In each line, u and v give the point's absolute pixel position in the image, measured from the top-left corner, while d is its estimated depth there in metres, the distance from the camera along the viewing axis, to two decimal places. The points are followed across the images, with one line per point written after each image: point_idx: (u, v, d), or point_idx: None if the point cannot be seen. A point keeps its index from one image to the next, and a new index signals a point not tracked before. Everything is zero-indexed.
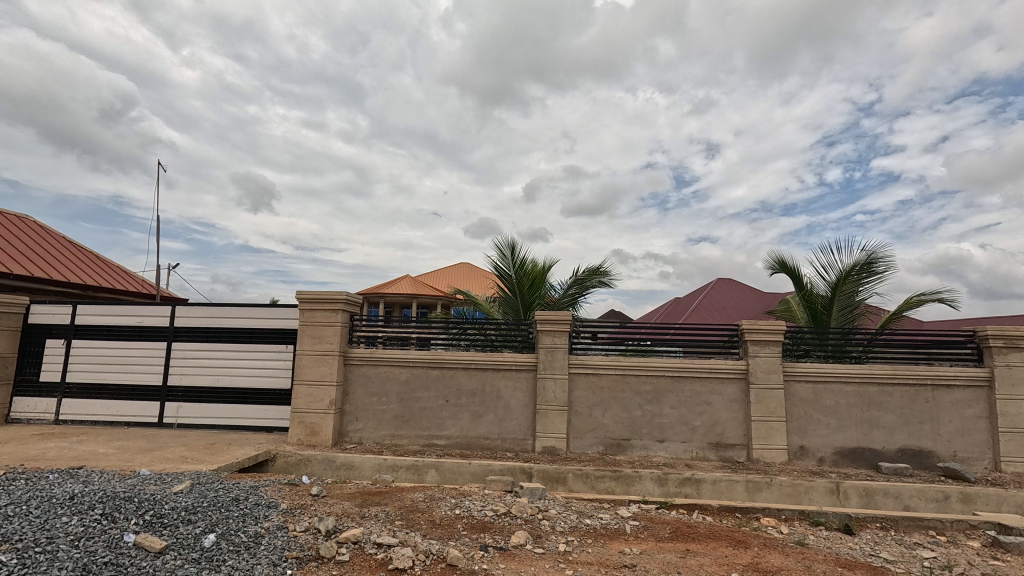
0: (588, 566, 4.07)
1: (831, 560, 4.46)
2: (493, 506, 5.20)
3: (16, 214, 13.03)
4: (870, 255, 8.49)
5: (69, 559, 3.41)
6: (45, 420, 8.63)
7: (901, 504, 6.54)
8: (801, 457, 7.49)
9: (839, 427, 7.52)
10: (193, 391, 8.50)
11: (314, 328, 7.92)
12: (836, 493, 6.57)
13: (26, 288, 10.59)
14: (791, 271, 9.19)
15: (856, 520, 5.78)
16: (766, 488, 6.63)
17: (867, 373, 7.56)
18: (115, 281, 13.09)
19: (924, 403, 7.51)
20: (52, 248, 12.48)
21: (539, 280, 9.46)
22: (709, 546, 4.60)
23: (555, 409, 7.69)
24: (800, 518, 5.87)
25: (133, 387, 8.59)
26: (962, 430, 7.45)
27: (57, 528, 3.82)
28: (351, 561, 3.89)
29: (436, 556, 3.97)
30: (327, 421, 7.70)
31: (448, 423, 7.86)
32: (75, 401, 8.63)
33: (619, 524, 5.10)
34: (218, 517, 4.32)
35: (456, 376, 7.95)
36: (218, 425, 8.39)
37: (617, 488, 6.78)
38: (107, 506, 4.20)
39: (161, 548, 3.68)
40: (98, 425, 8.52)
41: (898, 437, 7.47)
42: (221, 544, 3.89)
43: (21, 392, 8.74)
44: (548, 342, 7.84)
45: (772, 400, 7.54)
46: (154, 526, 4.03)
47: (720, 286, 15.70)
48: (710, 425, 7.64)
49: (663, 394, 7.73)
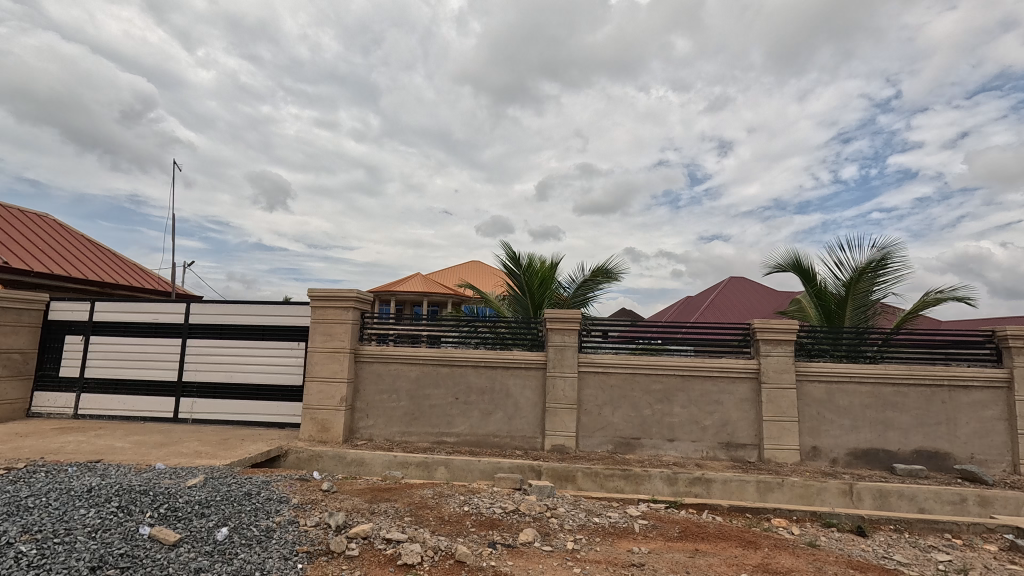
0: (596, 564, 4.07)
1: (843, 562, 4.41)
2: (502, 503, 5.22)
3: (37, 213, 13.35)
4: (887, 255, 8.38)
5: (86, 550, 3.48)
6: (64, 415, 8.82)
7: (916, 507, 6.45)
8: (813, 458, 7.41)
9: (853, 428, 7.43)
10: (206, 387, 8.62)
11: (325, 325, 8.00)
12: (848, 494, 6.50)
13: (47, 286, 10.81)
14: (805, 270, 9.07)
15: (870, 522, 5.69)
16: (777, 488, 6.56)
17: (882, 373, 7.46)
18: (133, 280, 13.31)
19: (941, 404, 7.39)
20: (72, 247, 12.76)
21: (548, 278, 9.44)
22: (718, 547, 4.57)
23: (564, 407, 7.68)
24: (812, 519, 5.81)
25: (149, 383, 8.73)
26: (980, 432, 7.32)
27: (76, 519, 3.90)
28: (360, 556, 3.93)
29: (444, 553, 4.00)
30: (338, 417, 7.76)
31: (457, 420, 7.89)
32: (94, 396, 8.80)
33: (627, 523, 5.08)
34: (231, 511, 4.39)
35: (466, 374, 7.98)
36: (232, 420, 8.49)
37: (626, 486, 6.74)
38: (124, 499, 4.28)
39: (175, 541, 3.74)
40: (115, 419, 8.69)
41: (913, 438, 7.36)
42: (233, 538, 3.95)
43: (42, 387, 8.94)
44: (558, 340, 7.84)
45: (785, 400, 7.46)
46: (169, 519, 4.10)
47: (732, 285, 15.56)
48: (721, 424, 7.59)
49: (673, 394, 7.69)
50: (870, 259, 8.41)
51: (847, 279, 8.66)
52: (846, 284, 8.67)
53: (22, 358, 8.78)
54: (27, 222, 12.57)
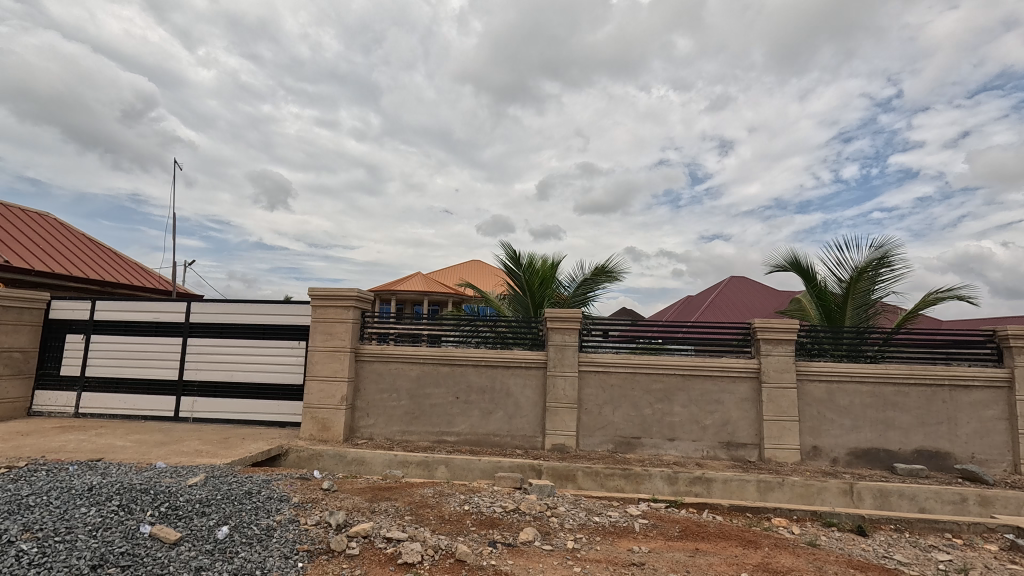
0: (596, 563, 4.06)
1: (844, 561, 4.41)
2: (503, 503, 5.22)
3: (38, 212, 13.35)
4: (887, 255, 8.37)
5: (87, 549, 3.48)
6: (65, 413, 8.83)
7: (916, 506, 6.44)
8: (813, 457, 7.41)
9: (853, 427, 7.43)
10: (207, 386, 8.63)
11: (326, 324, 8.00)
12: (848, 494, 6.50)
13: (48, 285, 10.81)
14: (805, 270, 9.06)
15: (870, 522, 5.69)
16: (777, 488, 6.56)
17: (882, 373, 7.45)
18: (133, 280, 13.30)
19: (941, 404, 7.39)
20: (72, 245, 12.76)
21: (548, 277, 9.44)
22: (719, 546, 4.57)
23: (565, 407, 7.68)
24: (812, 518, 5.81)
25: (150, 381, 8.73)
26: (981, 431, 7.32)
27: (77, 518, 3.90)
28: (361, 554, 3.94)
29: (445, 552, 4.01)
30: (338, 417, 7.76)
31: (457, 419, 7.89)
32: (95, 395, 8.81)
33: (627, 522, 5.08)
34: (231, 510, 4.39)
35: (466, 373, 7.99)
36: (232, 419, 8.50)
37: (627, 486, 6.74)
38: (125, 498, 4.28)
39: (176, 540, 3.75)
40: (116, 418, 8.70)
41: (913, 438, 7.35)
42: (234, 536, 3.95)
43: (43, 386, 8.95)
44: (558, 339, 7.83)
45: (785, 399, 7.46)
46: (170, 518, 4.10)
47: (732, 284, 15.55)
48: (721, 423, 7.58)
49: (673, 393, 7.69)
50: (871, 258, 8.41)
51: (847, 279, 8.65)
52: (846, 284, 8.66)
53: (22, 357, 8.78)
54: (28, 221, 12.58)
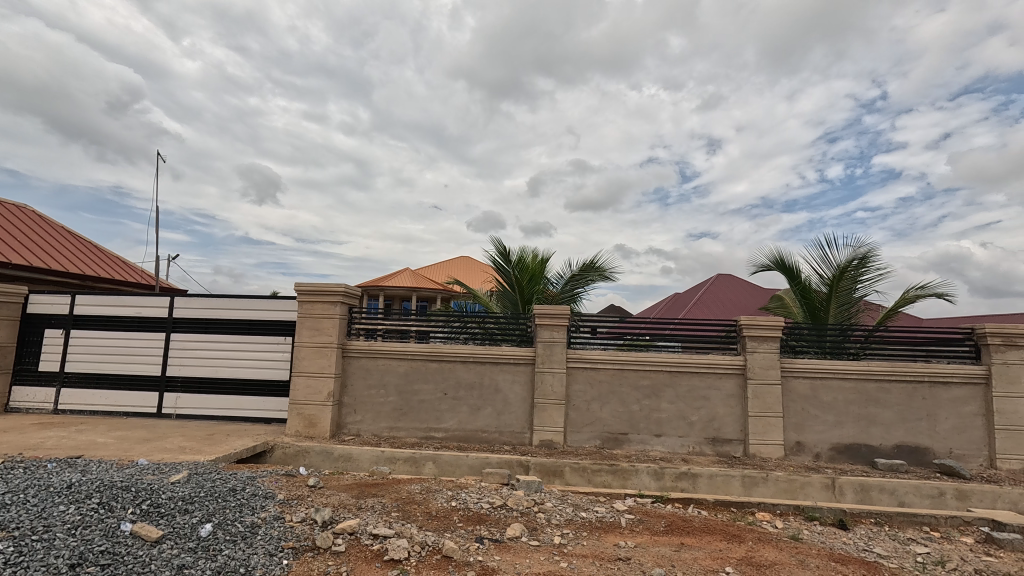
0: (583, 558, 4.10)
1: (825, 555, 4.47)
2: (490, 498, 5.23)
3: (15, 204, 13.01)
4: (869, 255, 8.51)
5: (65, 548, 3.42)
6: (44, 410, 8.67)
7: (896, 500, 6.57)
8: (797, 453, 7.52)
9: (836, 423, 7.54)
10: (191, 382, 8.51)
11: (313, 320, 7.93)
12: (831, 488, 6.59)
13: (26, 278, 10.57)
14: (790, 269, 9.16)
15: (851, 516, 5.80)
16: (762, 482, 6.64)
17: (865, 370, 7.57)
18: (115, 274, 12.97)
19: (922, 400, 7.52)
20: (50, 238, 12.44)
21: (536, 274, 9.45)
22: (703, 540, 4.62)
23: (553, 403, 7.71)
24: (795, 513, 5.88)
25: (133, 377, 8.61)
26: (959, 427, 7.47)
27: (54, 516, 3.83)
28: (347, 551, 3.91)
29: (432, 548, 4.01)
30: (325, 413, 7.72)
31: (446, 416, 7.88)
32: (75, 391, 8.66)
33: (614, 518, 5.12)
34: (215, 507, 4.34)
35: (454, 369, 7.97)
36: (216, 415, 8.41)
37: (614, 481, 6.77)
38: (105, 495, 4.21)
39: (158, 538, 3.71)
40: (97, 415, 8.57)
41: (894, 433, 7.49)
42: (218, 534, 3.91)
43: (21, 382, 8.78)
44: (546, 335, 7.84)
45: (770, 396, 7.54)
46: (152, 516, 4.04)
47: (720, 281, 15.70)
48: (708, 420, 7.65)
49: (661, 389, 7.74)
50: (854, 257, 8.52)
51: (830, 278, 8.76)
52: (829, 282, 8.79)
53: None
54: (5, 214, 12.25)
